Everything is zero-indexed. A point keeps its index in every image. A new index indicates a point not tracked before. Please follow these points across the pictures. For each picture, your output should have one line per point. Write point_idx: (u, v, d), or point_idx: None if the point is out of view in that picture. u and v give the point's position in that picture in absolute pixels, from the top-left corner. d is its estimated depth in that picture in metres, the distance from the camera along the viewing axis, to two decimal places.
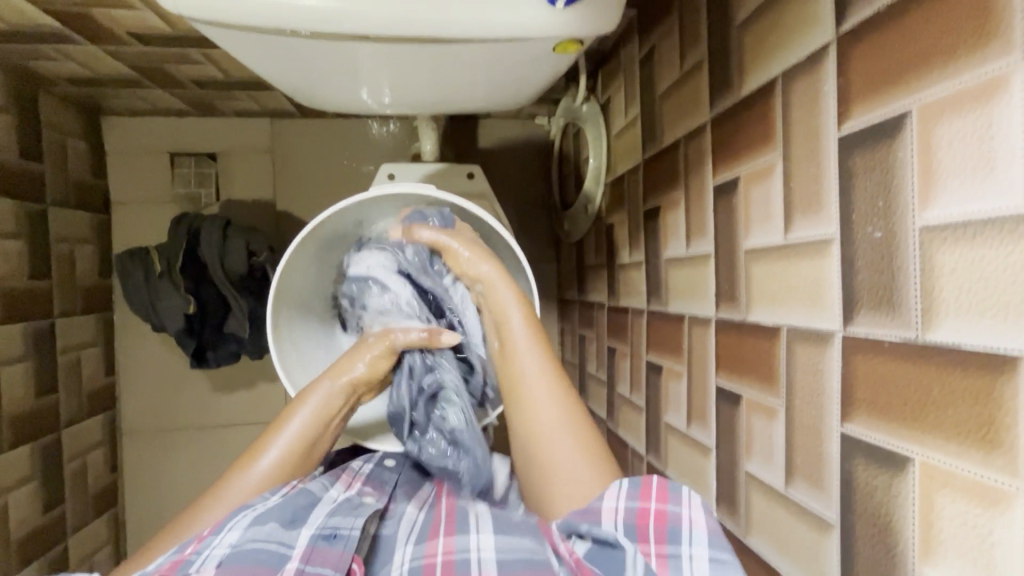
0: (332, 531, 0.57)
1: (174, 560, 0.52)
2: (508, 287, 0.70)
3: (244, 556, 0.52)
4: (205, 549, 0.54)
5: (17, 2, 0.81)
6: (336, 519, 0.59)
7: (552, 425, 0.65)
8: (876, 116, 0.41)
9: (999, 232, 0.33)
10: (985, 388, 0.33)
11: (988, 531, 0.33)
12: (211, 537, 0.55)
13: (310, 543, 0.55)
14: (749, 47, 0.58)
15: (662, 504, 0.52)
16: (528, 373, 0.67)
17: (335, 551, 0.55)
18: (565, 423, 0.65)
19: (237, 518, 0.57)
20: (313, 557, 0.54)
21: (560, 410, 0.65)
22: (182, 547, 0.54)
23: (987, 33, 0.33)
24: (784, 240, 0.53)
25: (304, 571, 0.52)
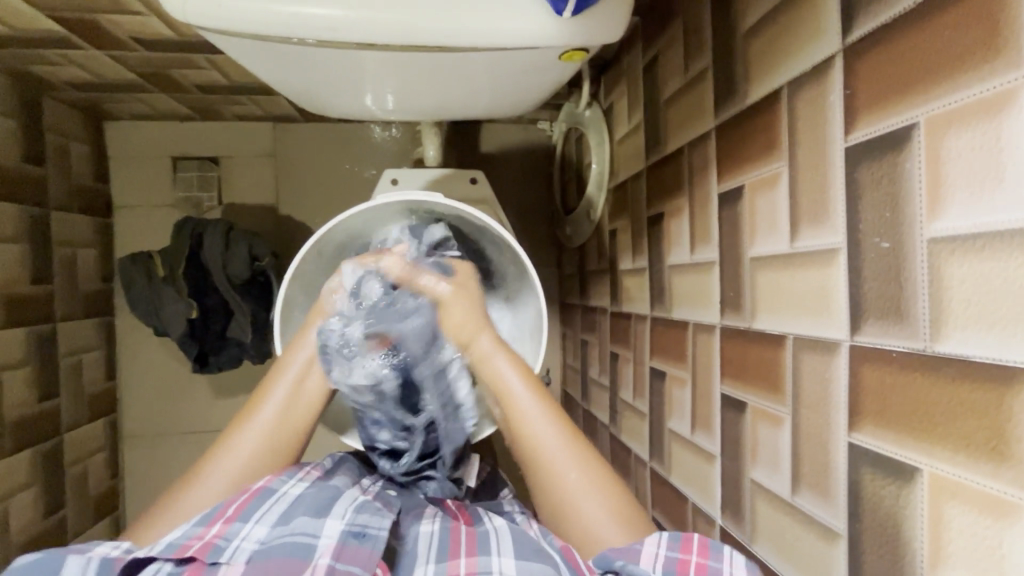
0: (360, 529, 0.56)
1: (203, 541, 0.54)
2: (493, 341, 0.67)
3: (272, 552, 0.52)
4: (234, 537, 0.54)
5: (22, 7, 0.82)
6: (364, 518, 0.58)
7: (579, 489, 0.59)
8: (883, 127, 0.41)
9: (1007, 244, 0.33)
10: (994, 399, 0.33)
11: (998, 543, 0.33)
12: (239, 523, 0.56)
13: (340, 540, 0.54)
14: (754, 55, 0.58)
15: (702, 557, 0.50)
16: (538, 434, 0.62)
17: (363, 551, 0.54)
18: (593, 487, 0.59)
19: (263, 511, 0.57)
20: (342, 555, 0.53)
21: (582, 469, 0.60)
22: (208, 521, 0.56)
23: (995, 46, 0.33)
24: (790, 249, 0.53)
25: (335, 568, 0.51)
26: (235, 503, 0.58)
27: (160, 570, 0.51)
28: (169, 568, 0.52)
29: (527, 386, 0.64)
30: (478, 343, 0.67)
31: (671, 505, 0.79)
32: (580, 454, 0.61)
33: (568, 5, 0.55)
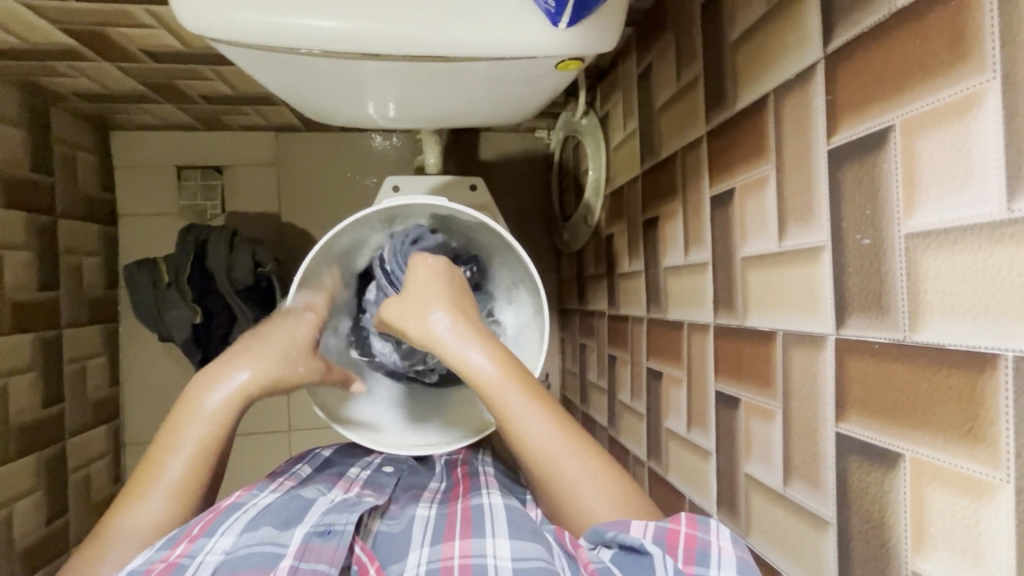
0: (325, 527, 0.57)
1: (166, 562, 0.52)
2: (473, 341, 0.64)
3: (238, 563, 0.53)
4: (198, 553, 0.54)
5: (35, 21, 0.84)
6: (330, 517, 0.59)
7: (572, 468, 0.59)
8: (862, 130, 0.44)
9: (978, 238, 0.35)
10: (969, 385, 0.35)
11: (976, 522, 0.35)
12: (203, 539, 0.55)
13: (304, 540, 0.56)
14: (742, 63, 0.61)
15: (691, 529, 0.52)
16: (530, 430, 0.60)
17: (329, 547, 0.55)
18: (586, 465, 0.59)
19: (229, 522, 0.58)
20: (307, 554, 0.54)
21: (575, 454, 0.60)
22: (172, 543, 0.55)
23: (962, 53, 0.35)
24: (779, 248, 0.55)
25: (298, 568, 0.53)
26: (200, 522, 0.57)
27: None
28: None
29: (515, 383, 0.62)
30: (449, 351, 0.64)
31: (668, 503, 0.81)
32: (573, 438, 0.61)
33: (564, 17, 0.58)
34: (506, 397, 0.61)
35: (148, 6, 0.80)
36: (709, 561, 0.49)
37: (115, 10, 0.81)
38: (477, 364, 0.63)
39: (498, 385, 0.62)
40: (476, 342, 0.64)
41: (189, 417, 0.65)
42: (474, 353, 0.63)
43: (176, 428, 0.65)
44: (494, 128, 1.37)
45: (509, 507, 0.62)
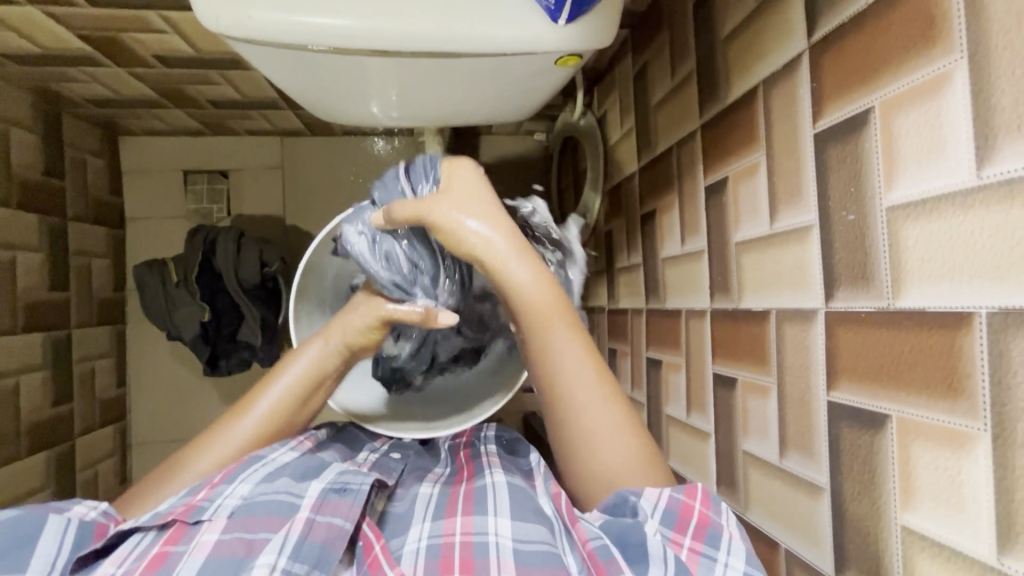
0: (341, 485, 0.59)
1: (187, 504, 0.56)
2: (526, 258, 0.59)
3: (255, 508, 0.55)
4: (217, 497, 0.57)
5: (53, 28, 0.88)
6: (346, 476, 0.60)
7: (589, 392, 0.58)
8: (845, 113, 0.46)
9: (952, 205, 0.37)
10: (948, 343, 0.38)
11: (957, 472, 0.37)
12: (223, 485, 0.58)
13: (320, 495, 0.57)
14: (732, 58, 0.64)
15: (706, 507, 0.52)
16: (562, 352, 0.59)
17: (345, 503, 0.57)
18: (599, 393, 0.58)
19: (250, 471, 0.60)
20: (322, 509, 0.56)
21: (594, 380, 0.59)
22: (194, 490, 0.58)
23: (933, 37, 0.38)
24: (771, 230, 0.57)
25: (314, 521, 0.54)
26: (221, 471, 0.60)
27: (143, 539, 0.54)
28: (152, 534, 0.54)
29: (558, 313, 0.59)
30: (503, 266, 0.59)
31: None
32: (593, 366, 0.59)
33: (563, 14, 0.61)
34: (545, 325, 0.59)
35: (163, 12, 0.83)
36: (718, 544, 0.49)
37: (130, 16, 0.84)
38: (528, 281, 0.58)
39: (539, 309, 0.59)
40: (530, 262, 0.59)
41: (265, 391, 0.68)
42: (526, 272, 0.58)
43: (255, 394, 0.68)
44: (494, 131, 1.40)
45: (511, 485, 0.63)
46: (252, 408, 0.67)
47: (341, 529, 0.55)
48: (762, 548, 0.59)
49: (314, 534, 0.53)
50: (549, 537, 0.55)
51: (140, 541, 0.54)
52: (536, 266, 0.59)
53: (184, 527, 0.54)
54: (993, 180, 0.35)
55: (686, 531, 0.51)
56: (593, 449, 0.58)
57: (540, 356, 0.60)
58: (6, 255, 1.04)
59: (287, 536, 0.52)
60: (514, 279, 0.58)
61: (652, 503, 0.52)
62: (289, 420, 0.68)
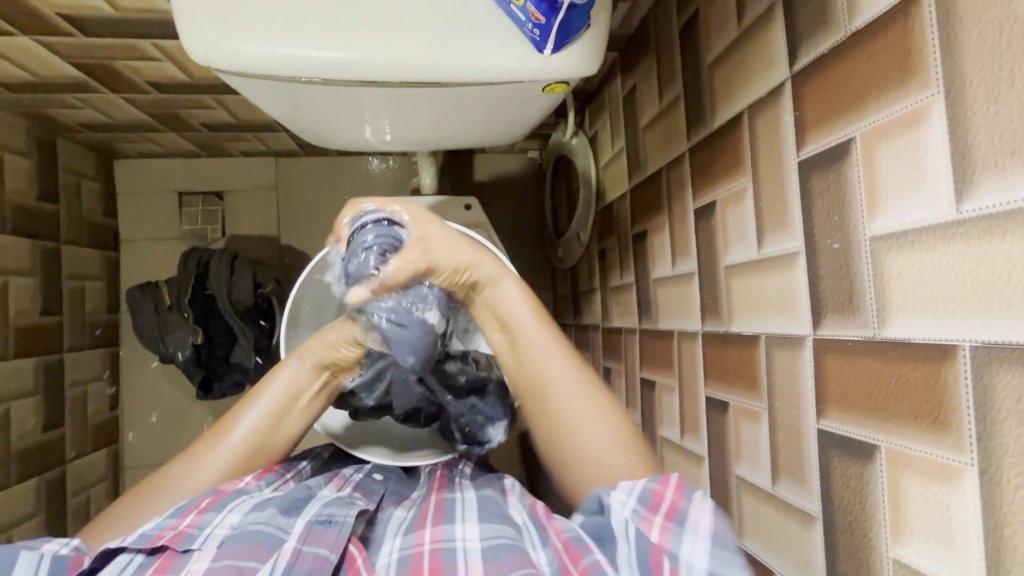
0: (326, 517, 0.58)
1: (175, 530, 0.55)
2: (502, 272, 0.66)
3: (244, 537, 0.54)
4: (205, 526, 0.56)
5: (46, 56, 0.88)
6: (331, 509, 0.60)
7: (564, 374, 0.62)
8: (828, 143, 0.47)
9: (933, 238, 0.38)
10: (934, 374, 0.37)
11: (946, 506, 0.37)
12: (211, 514, 0.58)
13: (306, 527, 0.56)
14: (718, 84, 0.64)
15: (677, 494, 0.51)
16: (530, 341, 0.64)
17: (330, 534, 0.56)
18: (574, 372, 0.63)
19: (237, 502, 0.60)
20: (309, 539, 0.55)
21: (564, 359, 0.63)
22: (180, 513, 0.58)
23: (909, 71, 0.39)
24: (758, 255, 0.58)
25: (302, 551, 0.53)
26: (208, 497, 0.60)
27: (130, 562, 0.53)
28: (140, 558, 0.54)
29: (529, 305, 0.66)
30: (492, 285, 0.66)
31: None
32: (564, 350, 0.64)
33: (549, 44, 0.62)
34: (521, 321, 0.65)
35: (155, 41, 0.84)
36: (686, 526, 0.49)
37: (123, 45, 0.85)
38: (523, 315, 0.65)
39: (515, 305, 0.65)
40: (514, 280, 0.66)
41: (239, 413, 0.68)
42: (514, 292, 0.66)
43: (230, 417, 0.68)
44: (488, 149, 1.41)
45: (483, 500, 0.64)
46: (230, 429, 0.67)
47: (326, 560, 0.53)
48: None
49: (300, 564, 0.52)
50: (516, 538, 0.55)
51: (127, 565, 0.53)
52: (517, 283, 0.66)
53: (172, 558, 0.53)
54: (972, 214, 0.35)
55: (661, 509, 0.50)
56: (572, 427, 0.61)
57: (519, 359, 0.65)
58: None
59: (275, 564, 0.52)
60: (495, 290, 0.66)
61: (625, 490, 0.53)
62: (264, 442, 0.68)
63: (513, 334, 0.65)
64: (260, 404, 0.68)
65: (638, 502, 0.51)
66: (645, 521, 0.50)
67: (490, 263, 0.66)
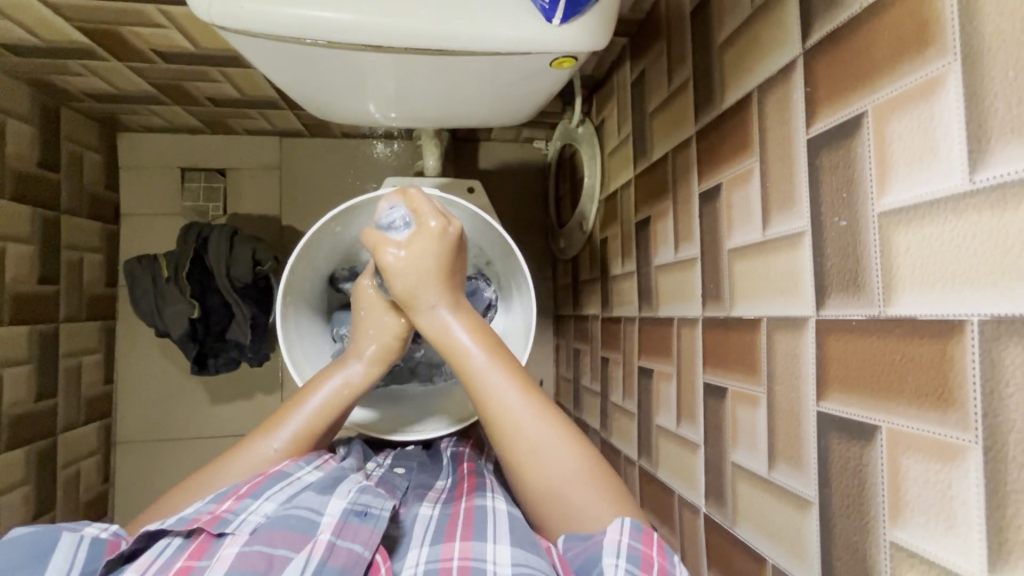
0: (363, 508, 0.55)
1: (211, 514, 0.54)
2: (442, 298, 0.63)
3: (276, 523, 0.53)
4: (242, 512, 0.55)
5: (52, 20, 0.88)
6: (368, 497, 0.57)
7: (520, 410, 0.59)
8: (839, 118, 0.46)
9: (943, 210, 0.37)
10: (939, 349, 0.37)
11: (948, 485, 0.36)
12: (248, 500, 0.56)
13: (342, 517, 0.54)
14: (728, 64, 0.63)
15: (661, 558, 0.50)
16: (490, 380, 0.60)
17: (365, 529, 0.54)
18: (532, 411, 0.59)
19: (275, 489, 0.58)
20: (343, 531, 0.52)
21: (524, 400, 0.59)
22: (220, 499, 0.57)
23: (925, 41, 0.38)
24: (763, 237, 0.57)
25: (335, 546, 0.51)
26: (248, 484, 0.59)
27: (168, 545, 0.52)
28: (177, 541, 0.53)
29: (471, 329, 0.63)
30: (429, 313, 0.63)
31: (659, 502, 0.80)
32: (523, 391, 0.60)
33: (558, 14, 0.61)
34: (466, 354, 0.61)
35: (160, 6, 0.83)
36: None
37: (130, 9, 0.84)
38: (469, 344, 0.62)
39: (461, 334, 0.62)
40: (451, 309, 0.63)
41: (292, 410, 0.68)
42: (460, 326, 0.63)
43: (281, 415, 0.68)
44: (493, 137, 1.40)
45: (515, 515, 0.58)
46: (281, 426, 0.67)
47: (359, 557, 0.51)
48: (750, 564, 0.57)
49: (334, 559, 0.50)
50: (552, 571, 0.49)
51: (164, 549, 0.52)
52: (454, 309, 0.63)
53: (208, 540, 0.52)
54: (986, 184, 0.34)
55: (653, 570, 0.48)
56: (539, 474, 0.58)
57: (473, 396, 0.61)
58: None
59: (308, 558, 0.49)
60: (433, 317, 0.63)
61: (612, 550, 0.49)
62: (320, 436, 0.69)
63: (458, 362, 0.62)
64: (306, 407, 0.68)
65: (629, 562, 0.48)
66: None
67: (433, 293, 0.63)
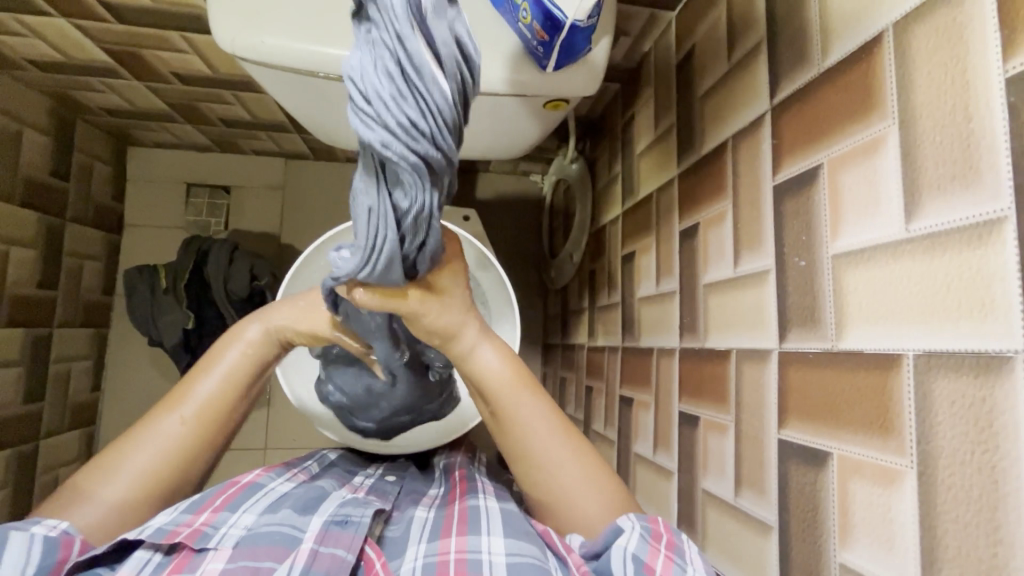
0: (343, 517, 0.57)
1: (190, 528, 0.54)
2: (479, 332, 0.55)
3: (259, 538, 0.54)
4: (221, 525, 0.56)
5: (81, 40, 0.93)
6: (347, 508, 0.59)
7: (559, 454, 0.58)
8: (800, 168, 0.50)
9: (885, 255, 0.41)
10: (881, 380, 0.40)
11: (888, 508, 0.39)
12: (226, 513, 0.57)
13: (323, 528, 0.55)
14: (707, 115, 0.69)
15: (672, 536, 0.51)
16: (521, 415, 0.58)
17: (347, 534, 0.55)
18: (567, 451, 0.58)
19: (252, 502, 0.60)
20: (325, 539, 0.54)
21: (561, 440, 0.59)
22: (195, 509, 0.57)
23: (869, 105, 0.43)
24: (734, 273, 0.60)
25: (319, 552, 0.52)
26: (222, 496, 0.60)
27: (147, 561, 0.52)
28: (157, 558, 0.52)
29: (512, 369, 0.57)
30: (469, 353, 0.55)
31: None
32: (565, 435, 0.59)
33: (551, 61, 0.66)
34: (512, 394, 0.57)
35: (184, 33, 0.89)
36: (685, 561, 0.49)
37: (154, 35, 0.90)
38: (504, 378, 0.57)
39: (498, 369, 0.56)
40: (485, 340, 0.56)
41: (201, 376, 0.64)
42: (494, 358, 0.56)
43: (189, 384, 0.64)
44: (491, 169, 1.46)
45: (507, 510, 0.61)
46: (185, 401, 0.62)
47: (343, 560, 0.52)
48: None
49: (317, 564, 0.51)
50: (539, 554, 0.53)
51: (145, 563, 0.51)
52: (491, 343, 0.57)
53: (189, 555, 0.52)
54: (919, 233, 0.38)
55: (662, 544, 0.50)
56: (561, 522, 0.58)
57: (511, 432, 0.58)
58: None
59: (292, 565, 0.51)
60: (470, 355, 0.55)
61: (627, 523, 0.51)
62: (228, 408, 0.64)
63: (493, 396, 0.57)
64: (213, 371, 0.64)
65: (642, 531, 0.50)
66: (650, 548, 0.49)
67: (472, 331, 0.54)
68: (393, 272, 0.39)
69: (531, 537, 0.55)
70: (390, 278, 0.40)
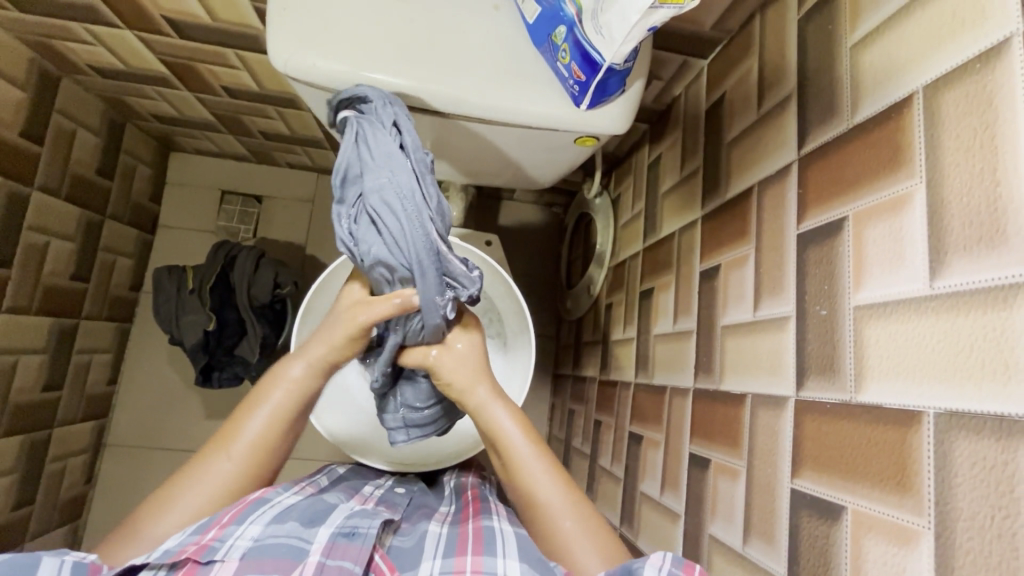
0: (350, 529, 0.57)
1: (198, 544, 0.53)
2: (493, 393, 0.63)
3: (266, 551, 0.53)
4: (228, 538, 0.54)
5: (141, 51, 0.99)
6: (354, 520, 0.59)
7: (557, 501, 0.59)
8: (827, 218, 0.51)
9: (909, 311, 0.41)
10: (900, 435, 0.40)
11: (903, 568, 0.38)
12: (232, 526, 0.55)
13: (329, 540, 0.55)
14: (734, 160, 0.70)
15: None
16: (530, 474, 0.61)
17: (353, 547, 0.55)
18: (568, 505, 0.59)
19: (258, 513, 0.58)
20: (332, 552, 0.54)
21: (565, 494, 0.60)
22: (202, 529, 0.55)
23: (897, 162, 0.44)
24: (753, 317, 0.61)
25: (325, 566, 0.52)
26: (227, 511, 0.57)
27: None
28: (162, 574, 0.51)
29: (521, 428, 0.63)
30: (482, 401, 0.63)
31: None
32: (566, 489, 0.60)
33: (585, 100, 0.69)
34: (512, 443, 0.62)
35: (239, 51, 0.94)
36: None
37: (210, 51, 0.95)
38: (514, 436, 0.62)
39: (507, 426, 0.62)
40: (501, 401, 0.63)
41: (250, 411, 0.63)
42: (507, 416, 0.63)
43: (236, 421, 0.63)
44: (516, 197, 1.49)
45: (519, 534, 0.60)
46: (234, 440, 0.61)
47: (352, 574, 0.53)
48: None
49: None
50: None
51: None
52: (501, 401, 0.63)
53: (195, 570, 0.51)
54: (944, 290, 0.38)
55: None
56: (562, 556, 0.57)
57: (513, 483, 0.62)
58: (40, 240, 1.11)
59: None
60: (485, 407, 0.63)
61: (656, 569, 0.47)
62: (277, 441, 0.63)
63: (504, 451, 0.62)
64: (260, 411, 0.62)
65: None
66: None
67: (483, 389, 0.63)
68: (378, 189, 0.52)
69: (549, 568, 0.54)
70: (379, 203, 0.52)
